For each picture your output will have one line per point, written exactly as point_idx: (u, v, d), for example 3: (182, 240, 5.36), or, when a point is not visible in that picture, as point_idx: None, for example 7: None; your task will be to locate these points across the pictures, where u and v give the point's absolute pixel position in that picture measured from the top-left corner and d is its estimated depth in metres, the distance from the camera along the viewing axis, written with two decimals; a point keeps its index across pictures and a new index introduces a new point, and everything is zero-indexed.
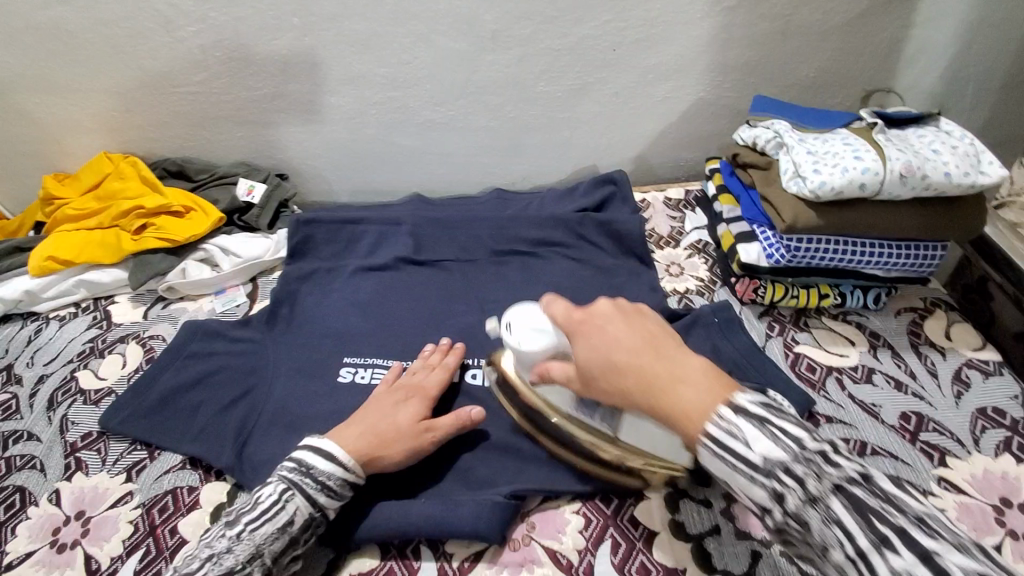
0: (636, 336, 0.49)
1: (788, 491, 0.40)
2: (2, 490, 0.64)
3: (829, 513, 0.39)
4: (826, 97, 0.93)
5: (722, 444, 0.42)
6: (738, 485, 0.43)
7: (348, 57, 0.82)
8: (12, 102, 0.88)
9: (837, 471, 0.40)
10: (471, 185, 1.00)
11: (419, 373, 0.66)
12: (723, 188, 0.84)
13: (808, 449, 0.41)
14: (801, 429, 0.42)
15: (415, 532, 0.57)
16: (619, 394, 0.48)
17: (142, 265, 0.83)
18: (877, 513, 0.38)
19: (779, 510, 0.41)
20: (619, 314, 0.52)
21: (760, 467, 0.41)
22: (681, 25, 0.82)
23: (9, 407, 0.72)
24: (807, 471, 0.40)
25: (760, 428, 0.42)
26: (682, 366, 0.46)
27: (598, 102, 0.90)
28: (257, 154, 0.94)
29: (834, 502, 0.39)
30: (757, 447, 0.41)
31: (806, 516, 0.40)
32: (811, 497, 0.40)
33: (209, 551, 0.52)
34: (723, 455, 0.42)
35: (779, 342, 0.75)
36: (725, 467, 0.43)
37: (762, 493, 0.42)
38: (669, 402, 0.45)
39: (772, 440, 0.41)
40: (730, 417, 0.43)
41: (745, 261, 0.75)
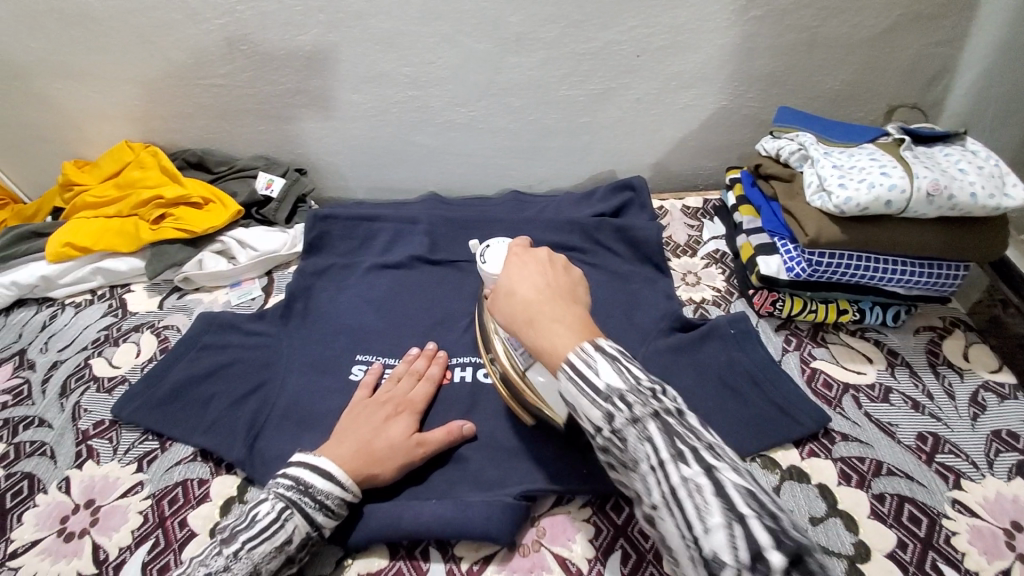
0: (548, 281, 0.50)
1: (617, 413, 0.41)
2: (12, 475, 0.64)
3: (643, 433, 0.40)
4: (849, 111, 0.93)
5: (575, 367, 0.43)
6: (579, 406, 0.43)
7: (372, 54, 0.82)
8: (35, 87, 0.88)
9: (660, 402, 0.41)
10: (488, 186, 1.00)
11: (406, 385, 0.65)
12: (744, 199, 0.83)
13: (644, 384, 0.42)
14: (641, 367, 0.43)
15: (425, 533, 0.57)
16: (506, 323, 0.49)
17: (160, 254, 0.83)
18: (681, 436, 0.40)
19: (608, 429, 0.42)
20: (546, 262, 0.52)
21: (602, 392, 0.42)
22: (707, 33, 0.82)
23: (21, 391, 0.72)
24: (639, 400, 0.41)
25: (611, 364, 0.43)
26: (567, 312, 0.47)
27: (619, 108, 0.89)
28: (277, 148, 0.95)
29: (651, 425, 0.40)
30: (603, 376, 0.42)
31: (625, 433, 0.41)
32: (634, 419, 0.41)
33: (205, 569, 0.51)
34: (575, 382, 0.43)
35: (795, 357, 0.74)
36: (574, 393, 0.43)
37: (597, 416, 0.42)
38: (536, 334, 0.46)
39: (616, 370, 0.42)
40: (590, 352, 0.43)
41: (764, 273, 0.74)
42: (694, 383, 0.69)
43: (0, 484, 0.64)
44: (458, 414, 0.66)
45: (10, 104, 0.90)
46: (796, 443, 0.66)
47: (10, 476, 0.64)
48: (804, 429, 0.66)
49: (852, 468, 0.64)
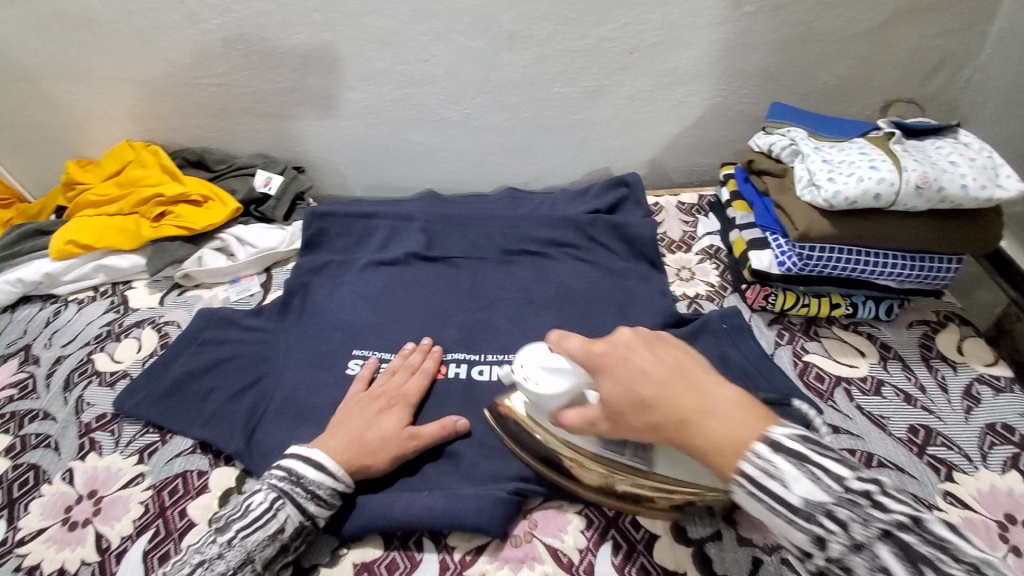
0: (664, 367, 0.47)
1: (832, 537, 0.41)
2: (17, 467, 0.66)
3: (876, 560, 0.39)
4: (844, 106, 0.93)
5: (765, 491, 0.43)
6: (778, 527, 0.43)
7: (367, 53, 0.83)
8: (38, 88, 0.90)
9: (885, 516, 0.40)
10: (484, 183, 1.01)
11: (400, 378, 0.66)
12: (737, 194, 0.84)
13: (852, 491, 0.41)
14: (845, 470, 0.42)
15: (418, 524, 0.58)
16: (650, 432, 0.47)
17: (160, 251, 0.84)
18: (929, 560, 0.38)
19: (822, 555, 0.41)
20: (639, 341, 0.50)
21: (802, 511, 0.41)
22: (700, 29, 0.82)
23: (26, 385, 0.74)
24: (852, 515, 0.40)
25: (799, 467, 0.42)
26: (713, 399, 0.46)
27: (613, 105, 0.90)
28: (275, 147, 0.96)
29: (882, 549, 0.39)
30: (797, 488, 0.42)
31: (849, 560, 0.40)
32: (856, 543, 0.40)
33: (200, 556, 0.53)
34: (764, 497, 0.43)
35: (788, 350, 0.75)
36: (765, 509, 0.43)
37: (803, 538, 0.42)
38: (703, 439, 0.45)
39: (813, 483, 0.42)
40: (768, 455, 0.43)
41: (756, 267, 0.75)
42: None
43: (7, 475, 0.65)
44: (453, 408, 0.67)
45: (14, 105, 0.92)
46: None
47: (15, 468, 0.66)
48: None
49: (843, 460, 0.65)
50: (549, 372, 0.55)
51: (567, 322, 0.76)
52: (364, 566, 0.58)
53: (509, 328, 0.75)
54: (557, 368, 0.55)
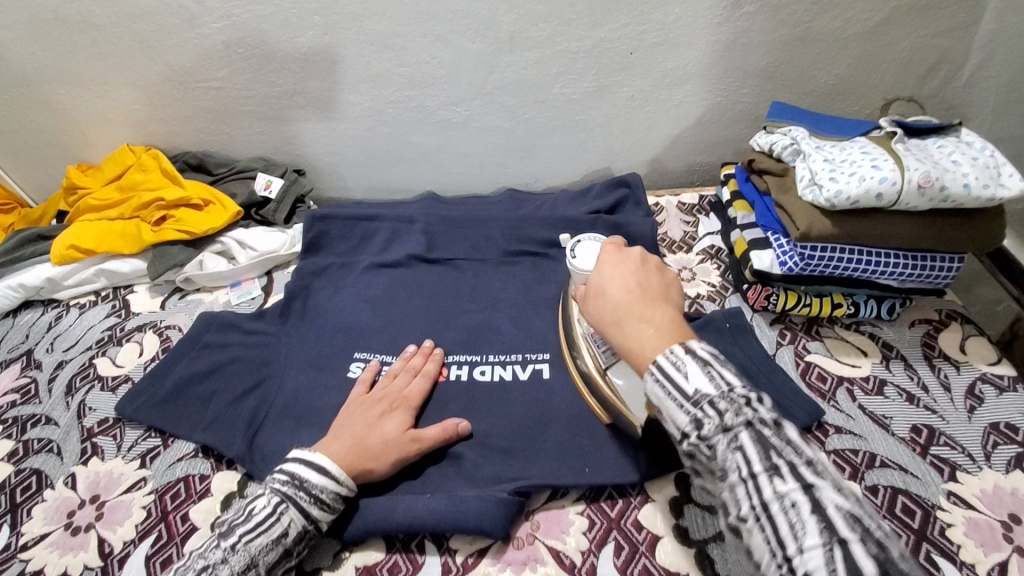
0: (634, 281, 0.55)
1: (706, 420, 0.43)
2: (20, 472, 0.66)
3: (736, 443, 0.42)
4: (844, 105, 0.93)
5: (662, 369, 0.46)
6: (665, 408, 0.45)
7: (367, 55, 0.83)
8: (38, 93, 0.90)
9: (755, 412, 0.42)
10: (483, 184, 1.01)
11: (402, 381, 0.66)
12: (738, 194, 0.84)
13: (737, 393, 0.43)
14: (734, 376, 0.45)
15: (420, 526, 0.58)
16: (597, 318, 0.54)
17: (161, 256, 0.84)
18: (780, 451, 0.41)
19: (696, 435, 0.43)
20: (639, 263, 0.57)
21: (691, 397, 0.44)
22: (700, 30, 0.82)
23: (29, 390, 0.74)
24: (730, 407, 0.43)
25: (701, 368, 0.45)
26: (658, 315, 0.50)
27: (613, 105, 0.90)
28: (275, 150, 0.96)
29: (744, 436, 0.42)
30: (693, 381, 0.44)
31: (714, 440, 0.43)
32: (727, 428, 0.42)
33: (203, 562, 0.52)
34: (664, 384, 0.45)
35: (790, 351, 0.75)
36: (661, 395, 0.45)
37: (685, 421, 0.44)
38: (626, 333, 0.50)
39: (708, 377, 0.44)
40: (681, 355, 0.46)
41: (756, 268, 0.75)
42: None
43: (10, 480, 0.65)
44: (454, 410, 0.66)
45: (14, 110, 0.92)
46: None
47: (18, 472, 0.66)
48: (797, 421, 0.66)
49: (846, 460, 0.64)
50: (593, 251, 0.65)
51: None
52: (366, 569, 0.58)
53: (510, 330, 0.75)
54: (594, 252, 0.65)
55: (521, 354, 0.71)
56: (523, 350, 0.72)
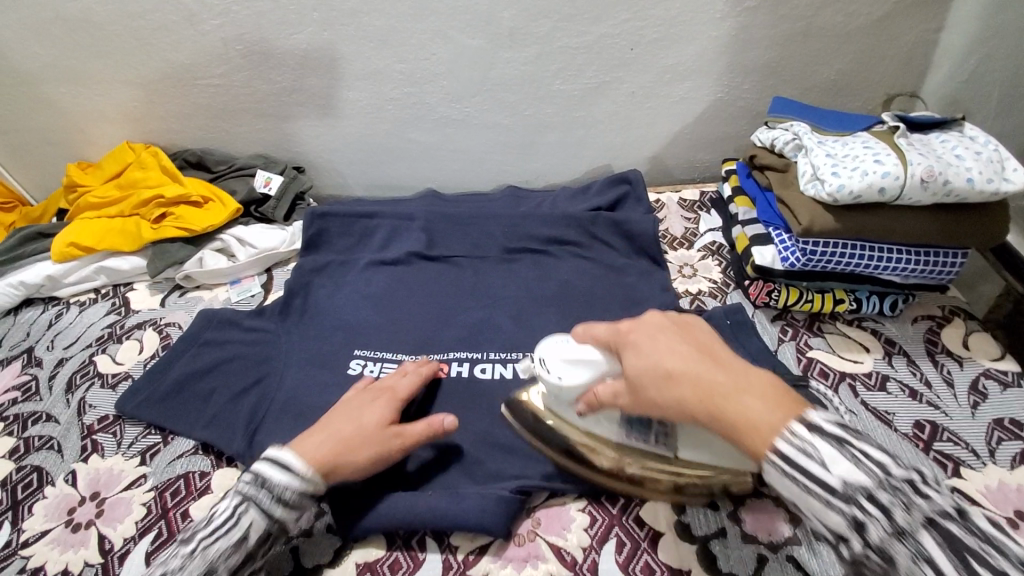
0: (689, 350, 0.51)
1: (872, 521, 0.41)
2: (21, 469, 0.66)
3: (918, 548, 0.40)
4: (846, 101, 0.92)
5: (797, 463, 0.43)
6: (815, 509, 0.43)
7: (367, 52, 0.83)
8: (38, 91, 0.90)
9: (925, 505, 0.41)
10: (483, 182, 1.01)
11: (388, 381, 0.64)
12: (740, 190, 0.83)
13: (892, 478, 0.42)
14: (882, 456, 0.44)
15: (420, 523, 0.58)
16: (679, 409, 0.49)
17: (160, 253, 0.84)
18: (972, 551, 0.39)
19: (860, 539, 0.41)
20: (671, 329, 0.54)
21: (839, 490, 0.42)
22: (700, 25, 0.82)
23: (29, 387, 0.74)
24: (893, 500, 0.41)
25: (839, 450, 0.43)
26: (744, 380, 0.48)
27: (614, 101, 0.90)
28: (275, 148, 0.96)
29: (924, 535, 0.40)
30: (836, 469, 0.43)
31: (890, 546, 0.40)
32: (900, 528, 0.40)
33: (162, 569, 0.50)
34: (798, 477, 0.43)
35: (791, 346, 0.74)
36: (799, 491, 0.43)
37: (841, 520, 0.42)
38: (734, 413, 0.46)
39: (855, 463, 0.43)
40: (804, 435, 0.44)
41: (759, 263, 0.74)
42: None
43: (10, 477, 0.65)
44: (455, 407, 0.66)
45: (14, 107, 0.92)
46: None
47: (18, 470, 0.66)
48: None
49: None
50: (571, 364, 0.55)
51: (568, 320, 0.75)
52: (366, 565, 0.57)
53: (510, 327, 0.74)
54: (579, 360, 0.55)
55: (522, 352, 0.71)
56: (524, 347, 0.72)
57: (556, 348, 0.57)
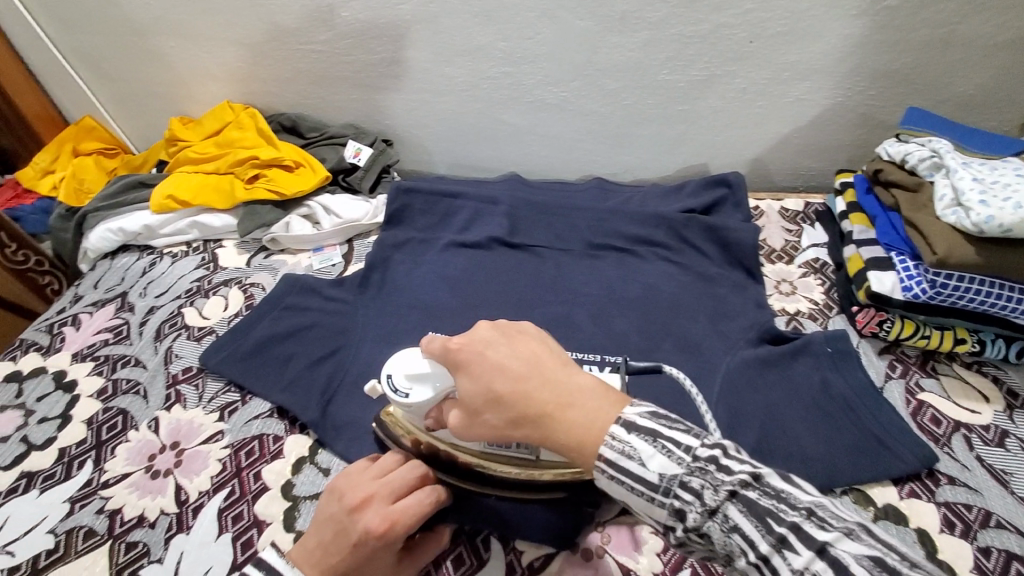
0: (519, 359, 0.45)
1: (688, 507, 0.39)
2: (108, 410, 0.69)
3: (728, 522, 0.38)
4: (984, 118, 0.82)
5: (616, 463, 0.41)
6: (642, 507, 0.41)
7: (470, 27, 0.80)
8: (150, 43, 0.92)
9: (731, 477, 0.38)
10: (569, 170, 0.97)
11: (381, 501, 0.51)
12: (855, 206, 0.76)
13: (699, 459, 0.40)
14: (680, 431, 0.41)
15: (486, 521, 0.56)
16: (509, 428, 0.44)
17: (251, 213, 0.86)
18: (773, 514, 0.37)
19: (682, 526, 0.40)
20: (500, 337, 0.47)
21: (656, 483, 0.40)
22: (833, 20, 0.74)
23: (120, 331, 0.77)
24: (702, 483, 0.39)
25: (652, 445, 0.41)
26: (568, 388, 0.44)
27: (722, 98, 0.83)
28: (365, 118, 0.96)
29: (731, 510, 0.38)
30: (652, 464, 0.40)
31: (706, 528, 0.39)
32: (710, 508, 0.38)
33: None
34: (623, 479, 0.41)
35: (900, 385, 0.67)
36: (625, 491, 0.41)
37: (665, 513, 0.40)
38: (563, 429, 0.43)
39: (658, 449, 0.40)
40: (623, 437, 0.41)
41: (875, 290, 0.67)
42: (783, 402, 0.64)
43: (99, 416, 0.68)
44: None
45: (126, 58, 0.95)
46: (895, 481, 0.60)
47: (106, 410, 0.69)
48: (906, 465, 0.59)
49: (958, 516, 0.57)
50: (413, 381, 0.52)
51: (650, 327, 0.71)
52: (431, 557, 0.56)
53: (589, 327, 0.71)
54: (423, 375, 0.52)
55: (600, 355, 0.68)
56: (602, 351, 0.69)
57: (401, 363, 0.53)
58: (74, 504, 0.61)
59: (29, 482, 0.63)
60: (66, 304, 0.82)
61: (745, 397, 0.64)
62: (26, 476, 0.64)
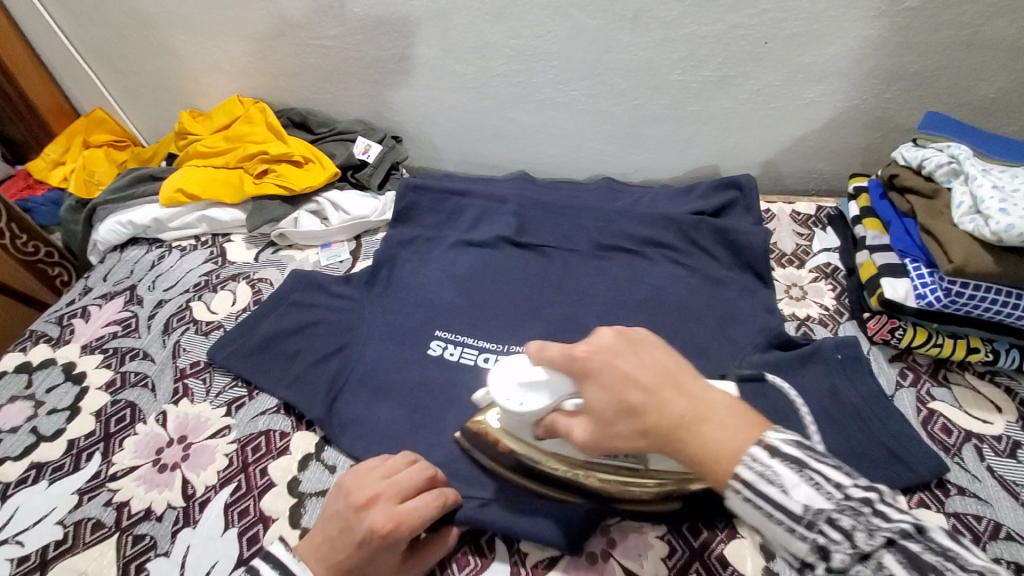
0: (650, 370, 0.44)
1: (833, 546, 0.37)
2: (116, 402, 0.69)
3: (882, 572, 0.35)
4: (1001, 123, 0.81)
5: (755, 488, 0.39)
6: (777, 536, 0.39)
7: (481, 24, 0.80)
8: (161, 36, 0.92)
9: (889, 525, 0.36)
10: (579, 170, 0.96)
11: (388, 500, 0.51)
12: (869, 212, 0.75)
13: (852, 497, 0.37)
14: (834, 468, 0.39)
15: (492, 523, 0.56)
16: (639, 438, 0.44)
17: (259, 208, 0.86)
18: (938, 571, 0.34)
19: (824, 566, 0.37)
20: (626, 347, 0.46)
21: (798, 514, 0.38)
22: (850, 22, 0.73)
23: (129, 324, 0.77)
24: (855, 524, 0.36)
25: (798, 474, 0.39)
26: (704, 402, 0.42)
27: (734, 99, 0.83)
28: (374, 114, 0.95)
29: (888, 558, 0.35)
30: (795, 493, 0.38)
31: (853, 574, 0.36)
32: (861, 552, 0.36)
33: None
34: (760, 503, 0.39)
35: (910, 393, 0.67)
36: (761, 516, 0.39)
37: (804, 547, 0.38)
38: (694, 445, 0.41)
39: (808, 483, 0.38)
40: (765, 460, 0.39)
41: (888, 297, 0.66)
42: (791, 408, 0.63)
43: (107, 409, 0.69)
44: None
45: (137, 51, 0.95)
46: (902, 490, 0.60)
47: (114, 403, 0.69)
48: (913, 474, 0.59)
49: (966, 526, 0.57)
50: (524, 388, 0.52)
51: (658, 329, 0.71)
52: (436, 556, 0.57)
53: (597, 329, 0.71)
54: (537, 384, 0.51)
55: None
56: None
57: (511, 371, 0.53)
58: (82, 496, 0.62)
59: (38, 474, 0.64)
60: (75, 296, 0.82)
61: (753, 402, 0.63)
62: (35, 468, 0.64)
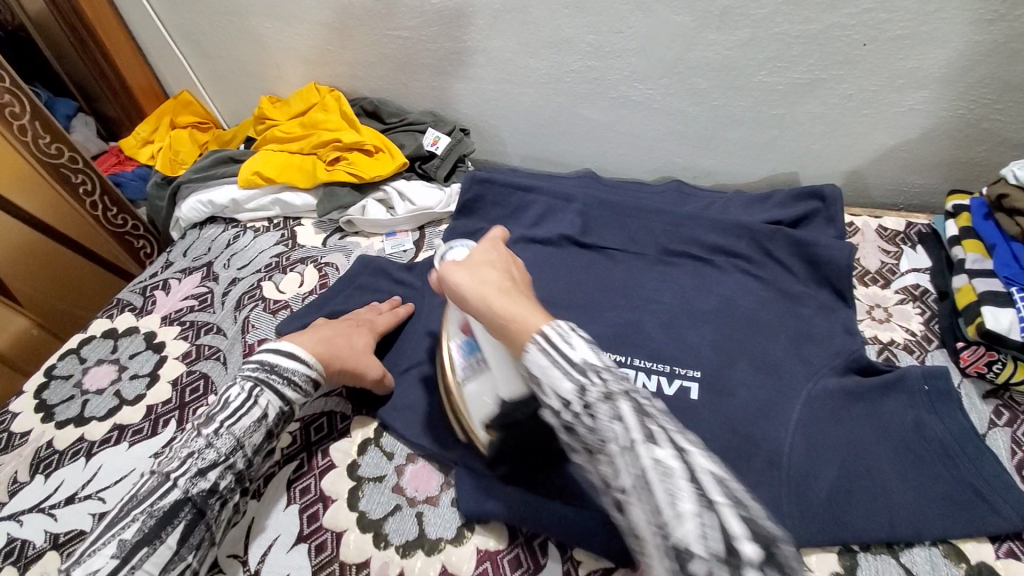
0: (517, 264, 0.56)
1: (592, 387, 0.44)
2: (191, 372, 0.73)
3: (616, 411, 0.43)
4: None
5: (548, 339, 0.47)
6: (549, 379, 0.46)
7: (560, 18, 0.78)
8: (247, 23, 0.96)
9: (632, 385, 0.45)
10: (648, 171, 0.94)
11: (374, 310, 0.72)
12: (969, 232, 0.70)
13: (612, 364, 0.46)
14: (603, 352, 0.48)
15: (546, 529, 0.55)
16: (477, 285, 0.52)
17: (329, 195, 0.88)
18: (652, 418, 0.43)
19: (579, 403, 0.45)
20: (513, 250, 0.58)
21: (577, 365, 0.45)
22: (964, 24, 0.67)
23: (205, 299, 0.81)
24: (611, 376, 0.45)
25: (584, 340, 0.47)
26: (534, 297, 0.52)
27: (822, 104, 0.78)
28: (444, 106, 0.96)
29: (624, 404, 0.44)
30: (579, 352, 0.46)
31: (598, 409, 0.44)
32: (609, 394, 0.44)
33: (187, 451, 0.55)
34: (552, 355, 0.46)
35: (1006, 433, 0.61)
36: (546, 364, 0.46)
37: (569, 388, 0.45)
38: (510, 306, 0.50)
39: (588, 348, 0.47)
40: (564, 328, 0.48)
41: (989, 327, 0.61)
42: (868, 439, 0.59)
43: (183, 378, 0.72)
44: None
45: (222, 35, 0.99)
46: (991, 538, 0.55)
47: (190, 373, 0.73)
48: (1005, 521, 0.54)
49: None
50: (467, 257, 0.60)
51: (726, 343, 0.67)
52: (486, 553, 0.57)
53: (660, 337, 0.68)
54: None
55: (669, 365, 0.66)
56: (672, 361, 0.66)
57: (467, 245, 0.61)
58: None
59: (120, 435, 0.68)
60: (158, 270, 0.87)
61: (823, 429, 0.60)
62: (117, 429, 0.69)
